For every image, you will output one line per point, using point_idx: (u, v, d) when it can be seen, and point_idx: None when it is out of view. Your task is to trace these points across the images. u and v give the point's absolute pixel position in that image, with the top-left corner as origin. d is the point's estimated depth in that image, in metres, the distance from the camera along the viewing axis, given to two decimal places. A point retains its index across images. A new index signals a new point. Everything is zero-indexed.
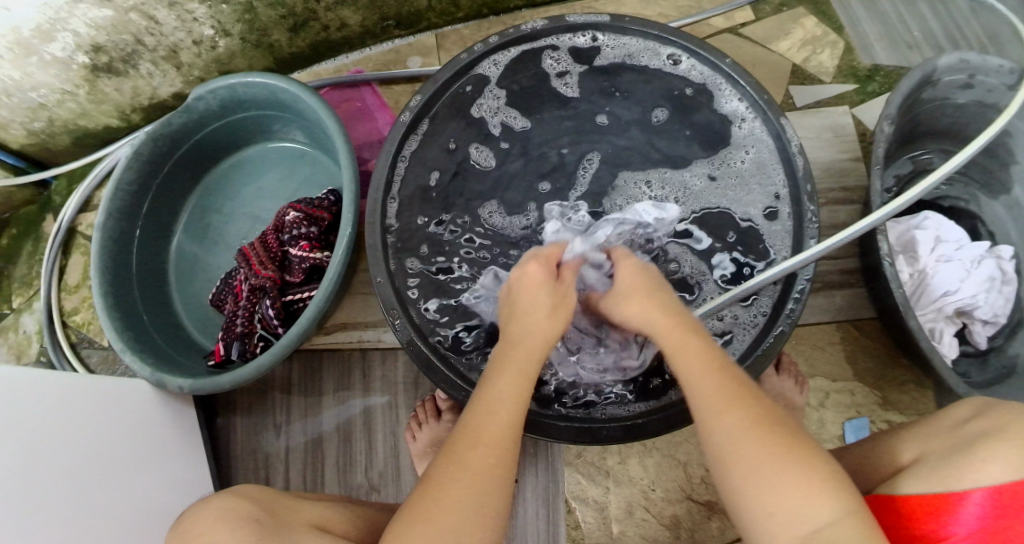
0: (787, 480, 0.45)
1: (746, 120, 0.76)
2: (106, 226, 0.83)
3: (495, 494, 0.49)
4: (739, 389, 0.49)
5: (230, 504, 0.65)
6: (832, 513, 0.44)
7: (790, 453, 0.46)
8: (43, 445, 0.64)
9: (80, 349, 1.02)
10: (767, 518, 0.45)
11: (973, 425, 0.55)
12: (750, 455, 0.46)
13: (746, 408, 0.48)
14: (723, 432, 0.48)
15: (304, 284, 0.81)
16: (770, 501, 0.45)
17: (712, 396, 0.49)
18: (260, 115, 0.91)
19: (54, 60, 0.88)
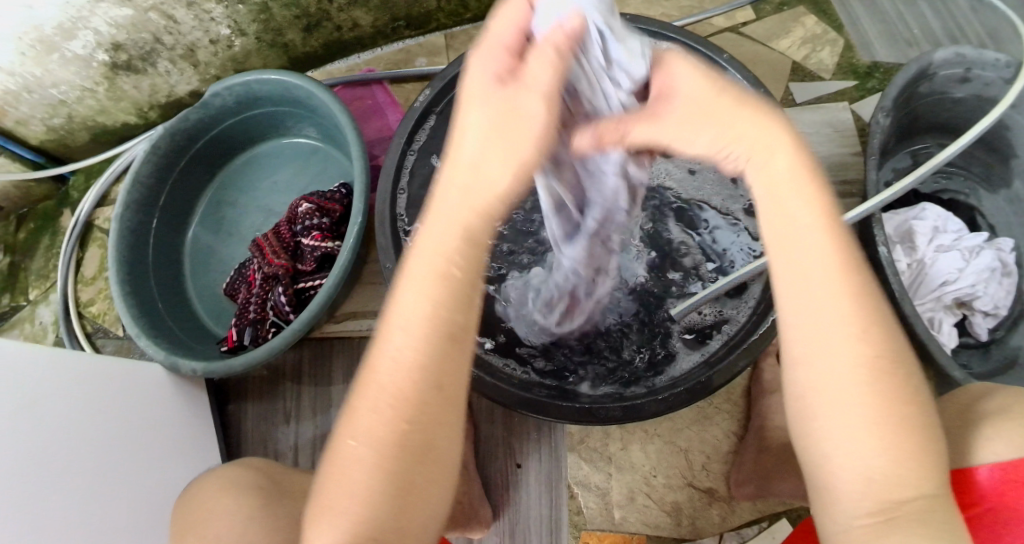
0: (893, 448, 0.40)
1: None
2: (123, 217, 0.86)
3: (424, 472, 0.42)
4: (872, 323, 0.40)
5: (235, 476, 0.68)
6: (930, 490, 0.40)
7: (906, 419, 0.40)
8: (59, 423, 0.66)
9: (95, 339, 1.04)
10: (864, 482, 0.40)
11: (973, 408, 0.56)
12: (872, 412, 0.39)
13: (877, 350, 0.40)
14: (849, 379, 0.39)
15: (315, 273, 0.83)
16: (871, 461, 0.40)
17: (859, 328, 0.40)
18: (273, 111, 0.94)
19: (75, 58, 0.91)
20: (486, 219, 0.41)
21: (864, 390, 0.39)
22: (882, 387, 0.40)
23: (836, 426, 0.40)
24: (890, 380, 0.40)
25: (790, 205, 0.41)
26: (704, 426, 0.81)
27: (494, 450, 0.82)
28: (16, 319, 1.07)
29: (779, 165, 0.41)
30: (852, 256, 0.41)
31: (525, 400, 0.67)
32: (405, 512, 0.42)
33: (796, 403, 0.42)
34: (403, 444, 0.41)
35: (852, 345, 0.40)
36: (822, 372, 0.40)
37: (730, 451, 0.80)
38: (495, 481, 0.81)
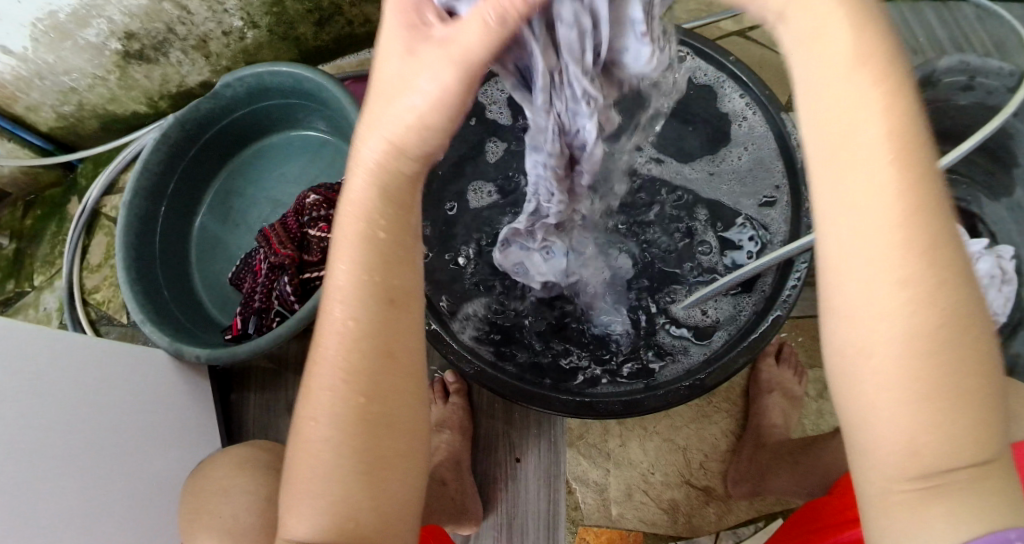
0: (946, 417, 0.33)
1: (747, 117, 0.77)
2: (132, 204, 0.87)
3: (393, 435, 0.41)
4: (941, 284, 0.33)
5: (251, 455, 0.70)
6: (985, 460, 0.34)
7: (963, 389, 0.33)
8: (61, 404, 0.67)
9: (99, 326, 1.05)
10: (906, 456, 0.33)
11: None
12: (917, 375, 0.33)
13: (942, 311, 0.33)
14: (893, 338, 0.33)
15: (321, 264, 0.83)
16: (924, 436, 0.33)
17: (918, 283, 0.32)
18: (284, 103, 0.95)
19: (88, 46, 0.92)
20: (398, 157, 0.38)
21: (911, 349, 0.33)
22: (944, 356, 0.33)
23: (885, 398, 0.33)
24: (942, 340, 0.33)
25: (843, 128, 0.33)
26: (703, 424, 0.81)
27: (494, 444, 0.83)
28: (21, 304, 1.08)
29: (818, 69, 0.33)
30: (921, 192, 0.32)
31: (526, 392, 0.68)
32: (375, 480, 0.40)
33: (839, 364, 0.35)
34: (362, 411, 0.40)
35: (901, 299, 0.32)
36: (868, 330, 0.33)
37: (728, 449, 0.80)
38: (494, 474, 0.82)
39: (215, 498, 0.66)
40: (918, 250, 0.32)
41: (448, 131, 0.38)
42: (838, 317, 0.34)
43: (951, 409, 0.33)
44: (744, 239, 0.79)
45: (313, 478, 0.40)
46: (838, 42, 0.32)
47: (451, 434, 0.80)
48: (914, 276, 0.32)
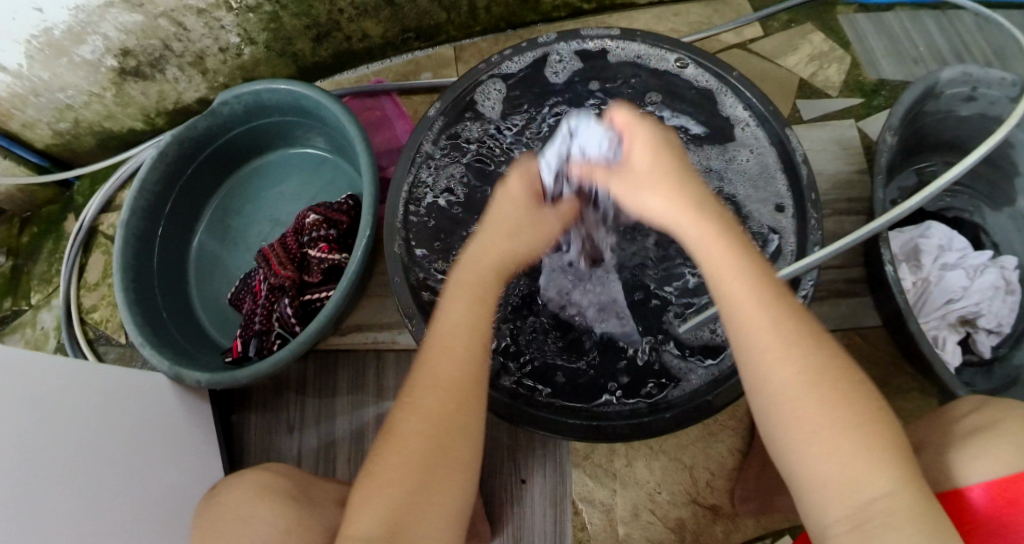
0: (840, 447, 0.44)
1: (749, 124, 0.79)
2: (129, 223, 0.86)
3: (462, 445, 0.49)
4: (803, 343, 0.47)
5: (264, 477, 0.68)
6: (887, 483, 0.43)
7: (848, 419, 0.45)
8: (60, 432, 0.66)
9: (98, 346, 1.04)
10: (820, 486, 0.45)
11: (965, 421, 0.55)
12: (807, 421, 0.45)
13: (806, 361, 0.46)
14: (784, 396, 0.46)
15: (322, 285, 0.83)
16: (826, 464, 0.44)
17: (781, 343, 0.47)
18: (283, 121, 0.94)
19: (84, 63, 0.91)
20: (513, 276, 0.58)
21: (800, 402, 0.45)
22: (818, 396, 0.45)
23: (793, 439, 0.46)
24: (822, 391, 0.45)
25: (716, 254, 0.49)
26: (709, 442, 0.81)
27: (499, 465, 0.82)
28: (18, 323, 1.07)
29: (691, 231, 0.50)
30: (774, 300, 0.48)
31: (533, 417, 0.67)
32: (426, 491, 0.47)
33: (768, 427, 0.47)
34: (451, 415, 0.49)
35: (783, 366, 0.46)
36: (769, 394, 0.46)
37: (734, 468, 0.80)
38: (500, 496, 0.81)
39: (235, 528, 0.63)
40: (782, 334, 0.47)
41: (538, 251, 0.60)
42: (752, 389, 0.48)
43: (836, 435, 0.44)
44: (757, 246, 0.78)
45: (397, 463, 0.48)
46: (693, 227, 0.50)
47: None
48: (783, 350, 0.46)
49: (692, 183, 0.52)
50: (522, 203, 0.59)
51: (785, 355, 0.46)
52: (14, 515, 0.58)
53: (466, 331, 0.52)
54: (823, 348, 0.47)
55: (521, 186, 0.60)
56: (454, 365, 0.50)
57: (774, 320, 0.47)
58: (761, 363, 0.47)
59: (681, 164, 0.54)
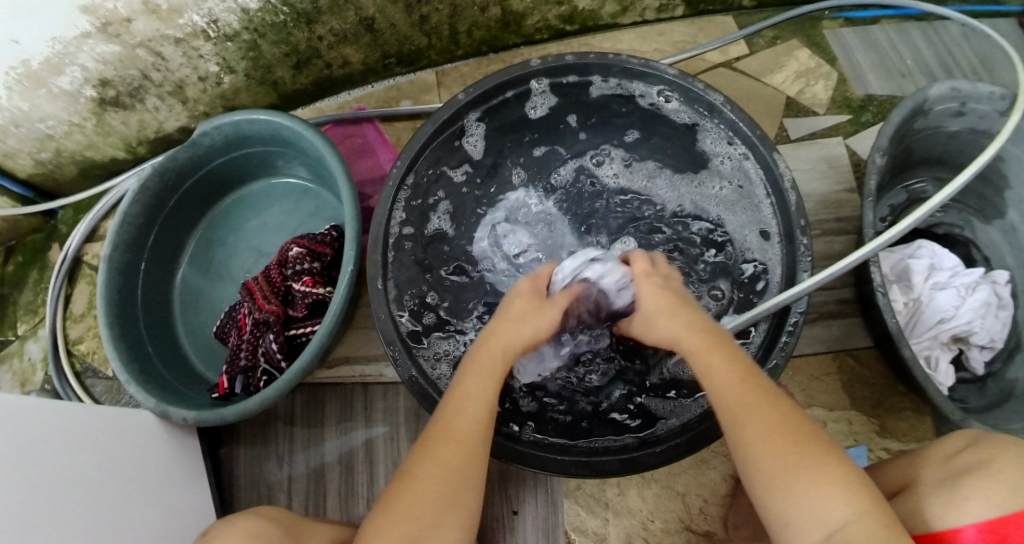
0: (801, 492, 0.49)
1: (736, 155, 0.79)
2: (112, 257, 0.85)
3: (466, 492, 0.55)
4: (765, 400, 0.53)
5: (252, 524, 0.66)
6: (841, 517, 0.48)
7: (805, 463, 0.50)
8: (45, 481, 0.64)
9: (85, 378, 1.03)
10: (784, 527, 0.50)
11: (955, 461, 0.57)
12: (772, 470, 0.50)
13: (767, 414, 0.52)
14: (749, 449, 0.52)
15: (306, 319, 0.83)
16: (785, 504, 0.50)
17: (740, 399, 0.54)
18: (264, 150, 0.93)
19: (63, 93, 0.90)
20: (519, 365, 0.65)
21: (763, 452, 0.51)
22: (769, 443, 0.51)
23: (756, 484, 0.51)
24: (784, 442, 0.51)
25: (695, 340, 0.59)
26: (702, 469, 0.80)
27: (490, 498, 0.81)
28: (4, 354, 1.06)
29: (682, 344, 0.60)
30: (746, 371, 0.55)
31: (522, 456, 0.67)
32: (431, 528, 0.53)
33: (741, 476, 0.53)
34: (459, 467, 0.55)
35: (748, 423, 0.52)
36: (735, 443, 0.53)
37: (728, 494, 0.79)
38: (491, 528, 0.80)
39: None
40: (749, 398, 0.53)
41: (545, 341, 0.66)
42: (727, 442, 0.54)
43: (787, 478, 0.50)
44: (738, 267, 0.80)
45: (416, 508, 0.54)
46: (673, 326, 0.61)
47: None
48: (746, 411, 0.53)
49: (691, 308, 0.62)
50: (528, 295, 0.68)
51: (742, 412, 0.53)
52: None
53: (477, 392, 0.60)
54: (781, 402, 0.53)
55: (532, 285, 0.70)
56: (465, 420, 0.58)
57: (743, 388, 0.54)
58: (732, 422, 0.53)
59: (684, 297, 0.65)
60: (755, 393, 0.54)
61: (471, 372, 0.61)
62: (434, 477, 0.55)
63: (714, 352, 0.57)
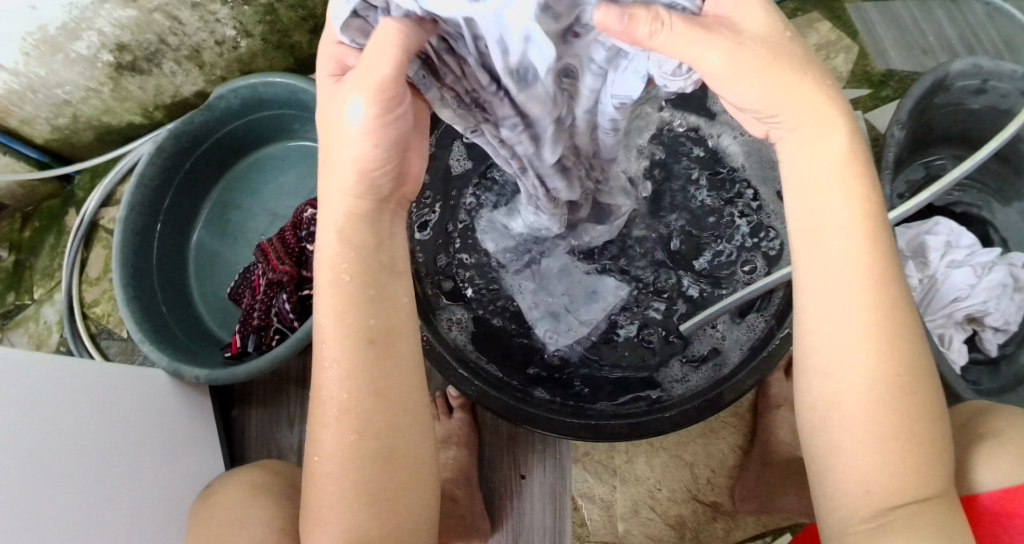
0: (901, 459, 0.42)
1: None
2: (128, 219, 0.86)
3: (392, 470, 0.46)
4: (893, 334, 0.43)
5: (255, 476, 0.67)
6: (928, 496, 0.43)
7: (915, 430, 0.43)
8: (57, 435, 0.65)
9: (100, 340, 1.04)
10: (862, 492, 0.43)
11: (968, 433, 0.56)
12: (876, 428, 0.42)
13: (891, 360, 0.43)
14: (861, 395, 0.42)
15: (320, 280, 0.85)
16: (875, 466, 0.42)
17: (867, 329, 0.42)
18: (280, 114, 0.93)
19: (80, 59, 0.90)
20: (353, 221, 0.45)
21: (872, 407, 0.42)
22: (880, 394, 0.42)
23: (842, 437, 0.43)
24: (895, 399, 0.42)
25: (820, 195, 0.43)
26: (710, 439, 0.80)
27: (499, 462, 0.82)
28: (22, 317, 1.07)
29: (825, 162, 0.43)
30: (883, 281, 0.43)
31: (529, 415, 0.68)
32: (378, 518, 0.45)
33: (815, 416, 0.45)
34: (360, 444, 0.45)
35: (864, 362, 0.42)
36: (838, 384, 0.43)
37: (736, 465, 0.79)
38: (499, 491, 0.81)
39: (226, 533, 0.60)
40: (877, 327, 0.42)
41: (386, 166, 0.45)
42: (815, 377, 0.44)
43: (888, 441, 0.42)
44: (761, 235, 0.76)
45: (337, 499, 0.45)
46: (822, 161, 0.43)
47: (456, 452, 0.79)
48: (877, 348, 0.42)
49: (813, 79, 0.42)
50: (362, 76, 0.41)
51: (862, 345, 0.42)
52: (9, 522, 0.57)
53: (346, 330, 0.45)
54: (914, 345, 0.43)
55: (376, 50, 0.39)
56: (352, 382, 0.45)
57: (874, 313, 0.43)
58: (840, 353, 0.43)
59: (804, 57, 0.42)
60: (886, 326, 0.43)
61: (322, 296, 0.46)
62: (342, 488, 0.45)
63: (834, 237, 0.43)
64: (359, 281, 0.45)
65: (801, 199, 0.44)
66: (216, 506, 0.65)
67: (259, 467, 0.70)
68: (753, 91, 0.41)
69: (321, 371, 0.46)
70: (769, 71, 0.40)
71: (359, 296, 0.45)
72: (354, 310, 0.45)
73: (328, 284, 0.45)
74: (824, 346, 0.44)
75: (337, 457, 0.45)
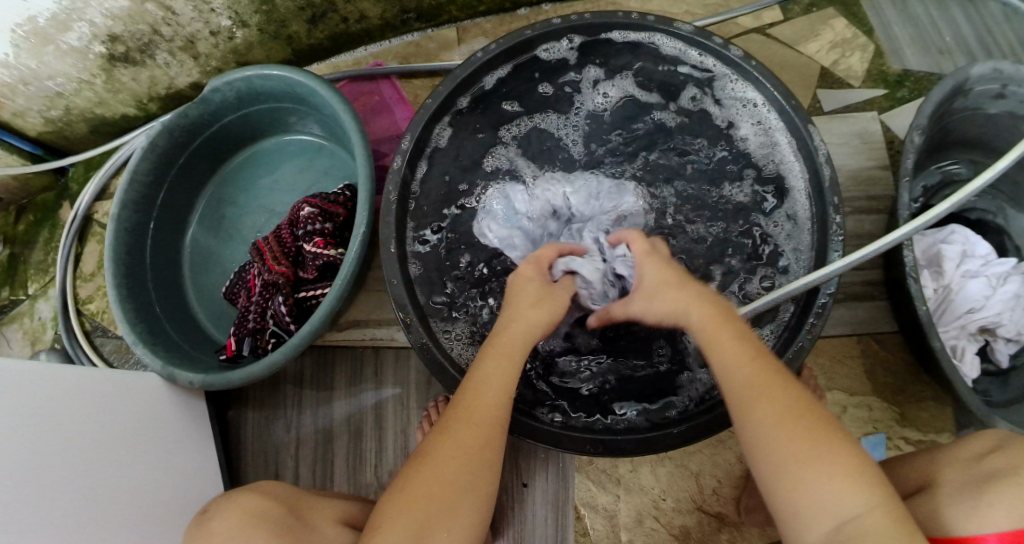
0: (811, 480, 0.47)
1: (764, 112, 0.76)
2: (120, 216, 0.83)
3: (484, 475, 0.54)
4: (774, 385, 0.52)
5: (252, 502, 0.63)
6: (853, 511, 0.46)
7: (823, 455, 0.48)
8: (56, 449, 0.64)
9: (94, 338, 1.02)
10: (794, 517, 0.48)
11: (984, 462, 0.54)
12: (777, 463, 0.49)
13: (784, 406, 0.50)
14: (768, 433, 0.50)
15: (317, 281, 0.83)
16: (790, 494, 0.48)
17: (750, 386, 0.52)
18: (276, 107, 0.91)
19: (71, 50, 0.87)
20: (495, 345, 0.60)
21: (772, 446, 0.50)
22: (778, 433, 0.50)
23: (765, 472, 0.50)
24: (799, 429, 0.49)
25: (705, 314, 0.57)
26: (717, 449, 0.78)
27: (501, 469, 0.80)
28: (16, 313, 1.06)
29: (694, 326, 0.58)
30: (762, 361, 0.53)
31: (536, 431, 0.66)
32: (445, 509, 0.52)
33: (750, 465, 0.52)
34: (481, 448, 0.54)
35: (764, 404, 0.51)
36: (747, 428, 0.51)
37: (741, 475, 0.77)
38: (500, 498, 0.79)
39: None
40: (759, 382, 0.52)
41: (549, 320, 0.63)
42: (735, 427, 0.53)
43: (799, 467, 0.48)
44: (769, 237, 0.78)
45: (444, 488, 0.52)
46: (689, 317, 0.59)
47: None
48: (755, 398, 0.51)
49: (699, 287, 0.61)
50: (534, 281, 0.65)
51: (752, 396, 0.52)
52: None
53: (501, 373, 0.58)
54: (797, 391, 0.52)
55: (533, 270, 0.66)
56: (478, 414, 0.55)
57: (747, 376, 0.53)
58: (737, 407, 0.52)
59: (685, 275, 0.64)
60: (771, 385, 0.52)
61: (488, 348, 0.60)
62: (457, 474, 0.53)
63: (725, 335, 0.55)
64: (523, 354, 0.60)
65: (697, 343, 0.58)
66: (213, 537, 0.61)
67: (253, 488, 0.68)
68: (643, 308, 0.63)
69: (470, 389, 0.57)
70: (659, 296, 0.61)
71: (514, 361, 0.59)
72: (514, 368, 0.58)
73: (490, 348, 0.59)
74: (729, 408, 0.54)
75: (461, 452, 0.54)
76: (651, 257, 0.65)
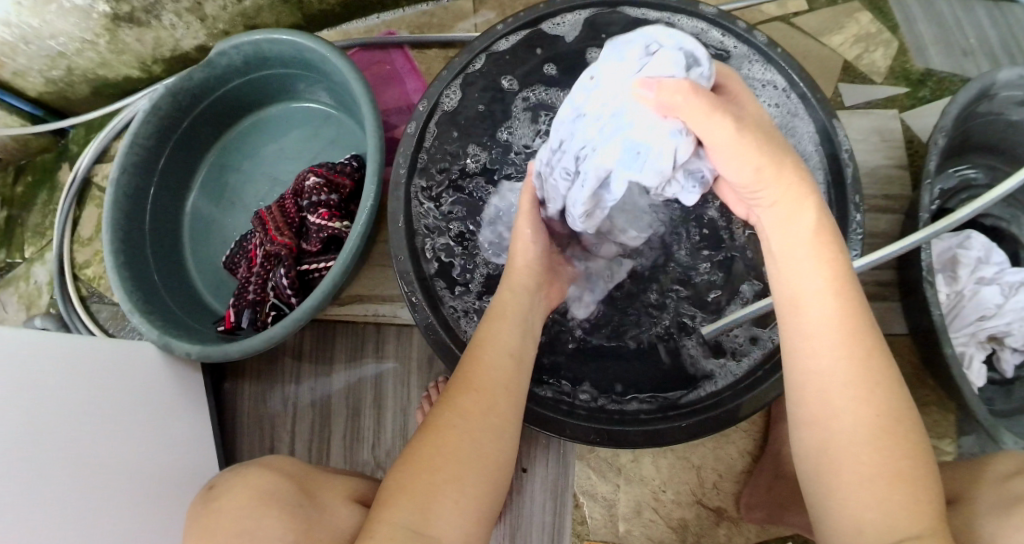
0: (886, 490, 0.45)
1: (783, 100, 0.74)
2: (120, 181, 0.82)
3: (488, 446, 0.53)
4: (870, 379, 0.47)
5: (264, 482, 0.61)
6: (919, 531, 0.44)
7: (902, 464, 0.46)
8: (48, 418, 0.63)
9: (90, 304, 1.01)
10: (856, 530, 0.46)
11: (1010, 487, 0.53)
12: (863, 468, 0.46)
13: (876, 409, 0.47)
14: (851, 430, 0.47)
15: (320, 254, 0.81)
16: (861, 499, 0.46)
17: (846, 373, 0.48)
18: (284, 72, 0.88)
19: (74, 8, 0.85)
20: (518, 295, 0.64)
21: (863, 451, 0.46)
22: (859, 434, 0.47)
23: (831, 475, 0.47)
24: (883, 433, 0.46)
25: (816, 249, 0.50)
26: (720, 443, 0.78)
27: None
28: (13, 276, 1.04)
29: (800, 224, 0.51)
30: (858, 333, 0.48)
31: (539, 416, 0.67)
32: (453, 481, 0.51)
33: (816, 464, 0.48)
34: (482, 417, 0.54)
35: (849, 405, 0.47)
36: (828, 422, 0.48)
37: (743, 471, 0.77)
38: None
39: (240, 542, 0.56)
40: (855, 372, 0.48)
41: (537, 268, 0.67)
42: (808, 419, 0.49)
43: (874, 470, 0.46)
44: None
45: (452, 457, 0.52)
46: (803, 218, 0.51)
47: None
48: (856, 389, 0.47)
49: (796, 159, 0.52)
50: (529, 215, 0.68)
51: (845, 387, 0.48)
52: (5, 514, 0.55)
53: (510, 341, 0.59)
54: (890, 390, 0.48)
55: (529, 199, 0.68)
56: (483, 384, 0.56)
57: (851, 360, 0.48)
58: (820, 395, 0.48)
59: (775, 132, 0.52)
60: (868, 378, 0.47)
61: (491, 320, 0.61)
62: (461, 441, 0.52)
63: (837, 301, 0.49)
64: (523, 316, 0.62)
65: (784, 262, 0.52)
66: (223, 516, 0.58)
67: (263, 463, 0.66)
68: (741, 166, 0.50)
69: (472, 359, 0.58)
70: (760, 148, 0.49)
71: (517, 329, 0.61)
72: (518, 332, 0.61)
73: (494, 315, 0.62)
74: (803, 394, 0.50)
75: (467, 425, 0.53)
76: (737, 93, 0.54)
